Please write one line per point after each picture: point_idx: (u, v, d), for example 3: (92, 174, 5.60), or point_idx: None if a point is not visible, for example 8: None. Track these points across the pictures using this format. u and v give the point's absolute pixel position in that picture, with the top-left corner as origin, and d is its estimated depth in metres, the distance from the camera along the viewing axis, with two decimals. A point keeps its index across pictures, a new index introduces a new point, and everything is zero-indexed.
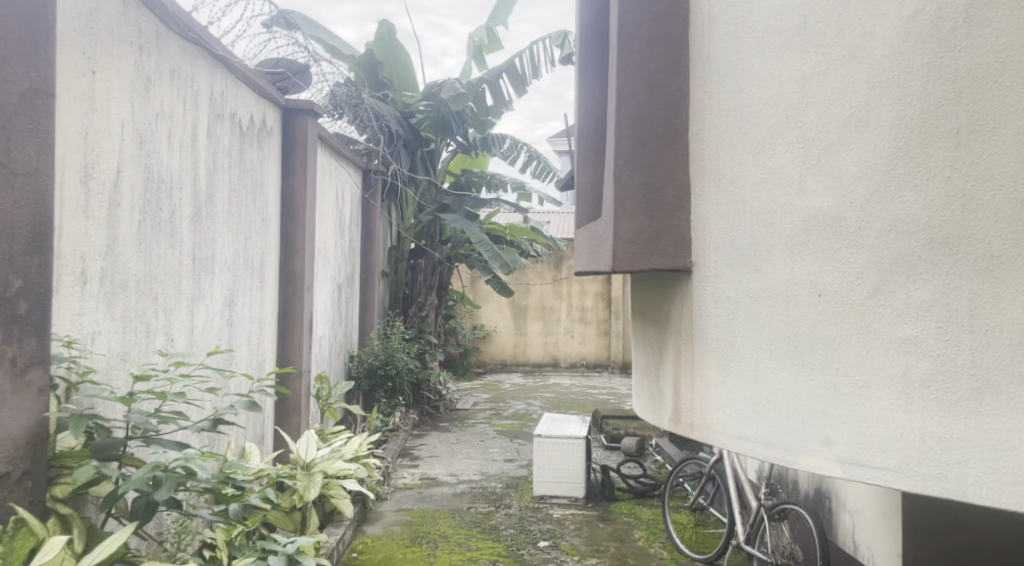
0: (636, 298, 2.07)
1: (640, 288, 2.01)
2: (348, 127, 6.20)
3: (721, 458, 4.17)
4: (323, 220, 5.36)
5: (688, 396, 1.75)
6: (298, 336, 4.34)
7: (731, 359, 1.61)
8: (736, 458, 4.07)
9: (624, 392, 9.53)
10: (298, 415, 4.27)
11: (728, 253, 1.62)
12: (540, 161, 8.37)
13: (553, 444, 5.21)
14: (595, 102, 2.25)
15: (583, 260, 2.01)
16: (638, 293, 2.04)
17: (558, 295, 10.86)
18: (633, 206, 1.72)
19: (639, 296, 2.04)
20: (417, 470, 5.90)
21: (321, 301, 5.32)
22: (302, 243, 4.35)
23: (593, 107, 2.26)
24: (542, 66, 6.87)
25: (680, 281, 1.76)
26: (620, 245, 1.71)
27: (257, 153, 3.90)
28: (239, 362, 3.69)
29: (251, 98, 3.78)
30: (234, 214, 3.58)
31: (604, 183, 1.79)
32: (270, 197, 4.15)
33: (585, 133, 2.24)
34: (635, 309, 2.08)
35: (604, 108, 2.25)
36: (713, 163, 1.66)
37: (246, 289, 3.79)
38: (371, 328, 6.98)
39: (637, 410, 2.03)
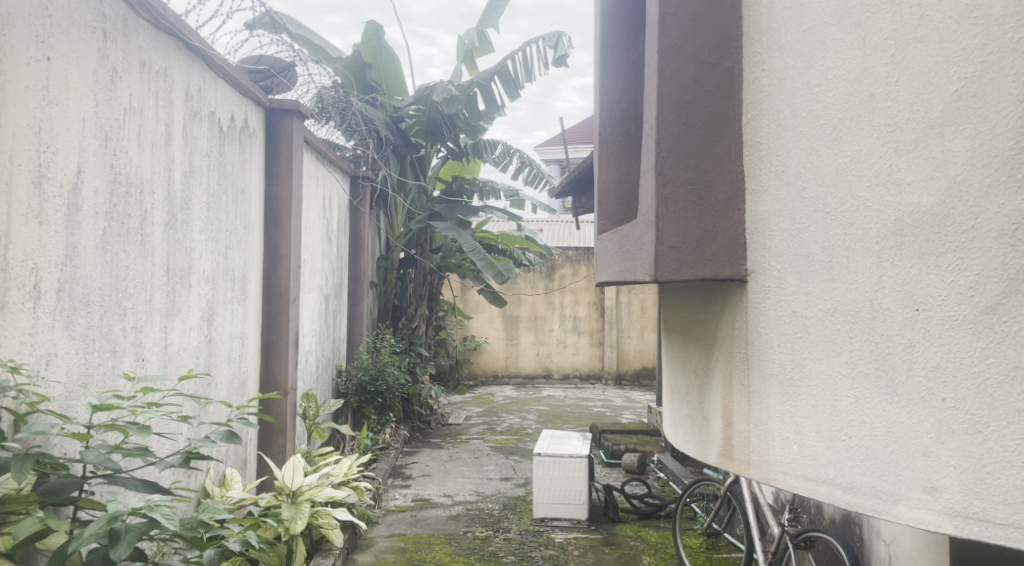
0: (669, 314, 1.82)
1: (675, 303, 1.77)
2: (336, 131, 5.94)
3: (737, 480, 3.90)
4: (309, 228, 5.08)
5: (742, 427, 1.50)
6: (283, 351, 4.06)
7: (800, 384, 1.36)
8: (753, 480, 3.80)
9: (620, 405, 9.27)
10: (283, 437, 4.00)
11: (794, 260, 1.37)
12: (532, 168, 8.09)
13: (553, 463, 4.94)
14: (619, 90, 2.01)
15: (611, 270, 1.75)
16: (673, 310, 1.79)
17: (551, 305, 10.61)
18: (678, 203, 1.46)
19: (673, 313, 1.79)
20: (409, 492, 5.60)
21: (308, 314, 5.03)
22: (287, 254, 4.08)
23: (616, 96, 2.02)
24: (535, 68, 6.63)
25: (732, 293, 1.51)
26: (663, 249, 1.45)
27: (238, 155, 3.62)
28: (218, 382, 3.41)
29: (231, 97, 3.51)
30: (214, 221, 3.31)
31: (640, 177, 1.53)
32: (253, 204, 3.87)
33: (607, 127, 2.00)
34: (668, 327, 1.84)
35: (628, 98, 2.01)
36: (773, 154, 1.42)
37: (226, 302, 3.50)
38: (360, 340, 6.69)
39: (672, 442, 1.77)
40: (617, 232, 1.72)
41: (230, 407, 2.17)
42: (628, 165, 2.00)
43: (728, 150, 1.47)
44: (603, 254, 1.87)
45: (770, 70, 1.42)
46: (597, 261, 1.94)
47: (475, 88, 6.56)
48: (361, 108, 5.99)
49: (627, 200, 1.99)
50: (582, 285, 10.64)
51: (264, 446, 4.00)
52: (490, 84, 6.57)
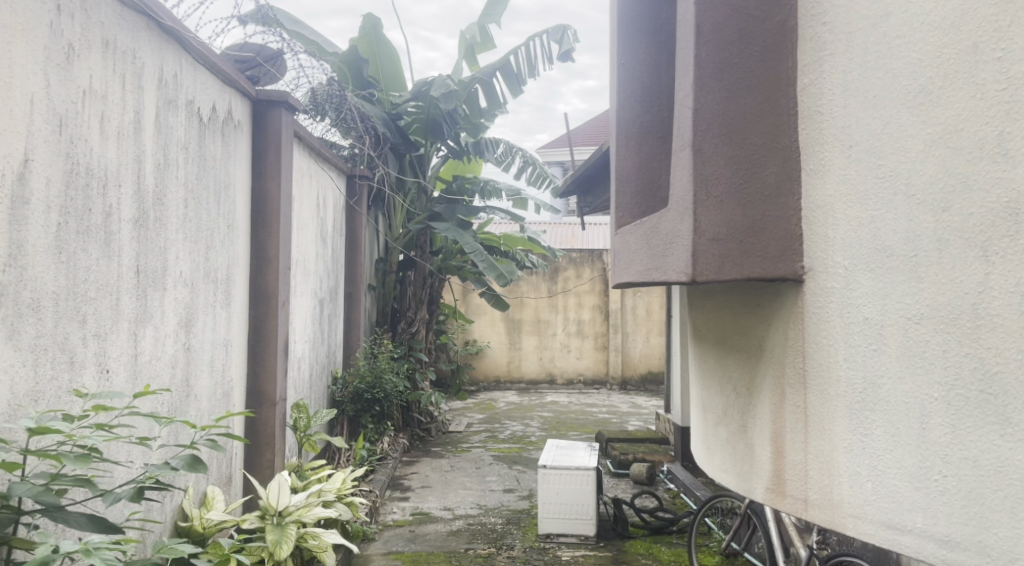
0: (701, 322, 1.57)
1: (708, 308, 1.51)
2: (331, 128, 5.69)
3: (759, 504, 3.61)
4: (301, 228, 4.82)
5: (797, 457, 1.24)
6: (271, 358, 3.80)
7: (876, 407, 1.10)
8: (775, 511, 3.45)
9: (625, 411, 9.01)
10: (271, 450, 3.76)
11: (867, 254, 1.11)
12: (534, 168, 7.82)
13: (559, 476, 4.67)
14: (640, 63, 1.76)
15: (633, 268, 1.50)
16: (705, 317, 1.53)
17: (554, 308, 10.34)
18: (721, 185, 1.21)
19: (705, 320, 1.54)
20: (408, 505, 5.34)
21: (300, 318, 4.77)
22: (276, 256, 3.82)
23: (635, 71, 1.76)
24: (539, 63, 6.37)
25: (784, 295, 1.25)
26: (703, 242, 1.20)
27: (221, 148, 3.38)
28: (199, 394, 3.15)
29: (213, 86, 3.26)
30: (192, 220, 3.05)
31: (673, 155, 1.28)
32: (238, 201, 3.62)
33: (626, 106, 1.75)
34: (699, 337, 1.58)
35: (651, 74, 1.76)
36: (838, 126, 1.15)
37: (207, 305, 3.25)
38: (357, 345, 6.42)
39: (707, 471, 1.52)
40: (641, 224, 1.47)
41: (197, 429, 1.92)
42: (651, 147, 1.74)
43: (780, 121, 1.22)
44: (622, 250, 1.62)
45: (835, 20, 1.16)
46: (616, 258, 1.69)
47: (476, 84, 6.33)
48: (358, 104, 5.75)
49: (650, 188, 1.74)
50: (586, 288, 10.36)
51: (251, 460, 3.75)
52: (492, 80, 6.33)
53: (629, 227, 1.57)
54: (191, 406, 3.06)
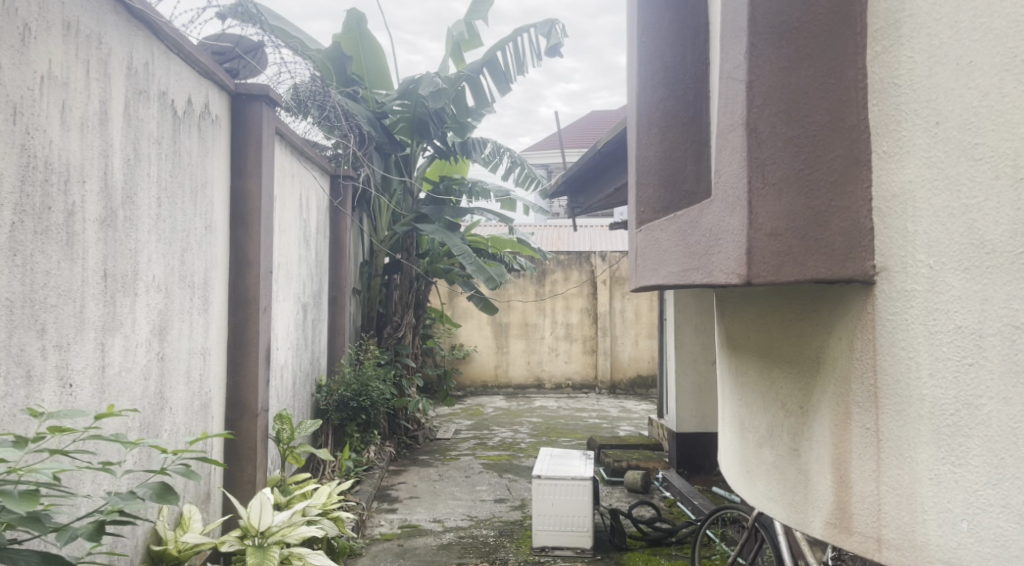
0: (738, 332, 1.40)
1: (748, 316, 1.34)
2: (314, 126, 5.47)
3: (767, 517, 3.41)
4: (283, 229, 4.61)
5: (866, 489, 1.06)
6: (253, 366, 3.59)
7: (973, 432, 0.93)
8: (783, 529, 3.23)
9: (615, 415, 8.84)
10: (252, 464, 3.56)
11: (957, 251, 0.94)
12: (523, 168, 7.58)
13: (554, 487, 4.48)
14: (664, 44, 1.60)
15: (664, 269, 1.33)
16: (744, 325, 1.36)
17: (541, 312, 10.17)
18: (780, 170, 1.04)
19: (744, 330, 1.36)
20: (396, 517, 5.13)
21: (282, 324, 4.56)
22: (257, 259, 3.61)
23: (658, 52, 1.61)
24: (527, 59, 6.17)
25: (849, 300, 1.08)
26: (759, 238, 1.03)
27: (198, 144, 3.17)
28: (175, 407, 2.94)
29: (188, 78, 3.05)
30: (166, 220, 2.84)
31: (721, 137, 1.11)
32: (216, 200, 3.41)
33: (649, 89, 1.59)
34: (735, 348, 1.41)
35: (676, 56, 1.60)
36: (922, 99, 0.98)
37: (183, 311, 3.03)
38: (342, 352, 6.20)
39: (747, 499, 1.35)
40: (674, 219, 1.30)
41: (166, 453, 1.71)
42: (675, 134, 1.59)
43: (846, 95, 1.05)
44: (647, 248, 1.46)
45: None
46: (639, 256, 1.52)
47: (463, 82, 6.15)
48: (341, 101, 5.55)
49: (674, 181, 1.59)
50: (574, 291, 10.18)
51: (232, 475, 3.54)
52: (479, 77, 6.15)
53: (657, 223, 1.40)
54: (166, 420, 2.85)
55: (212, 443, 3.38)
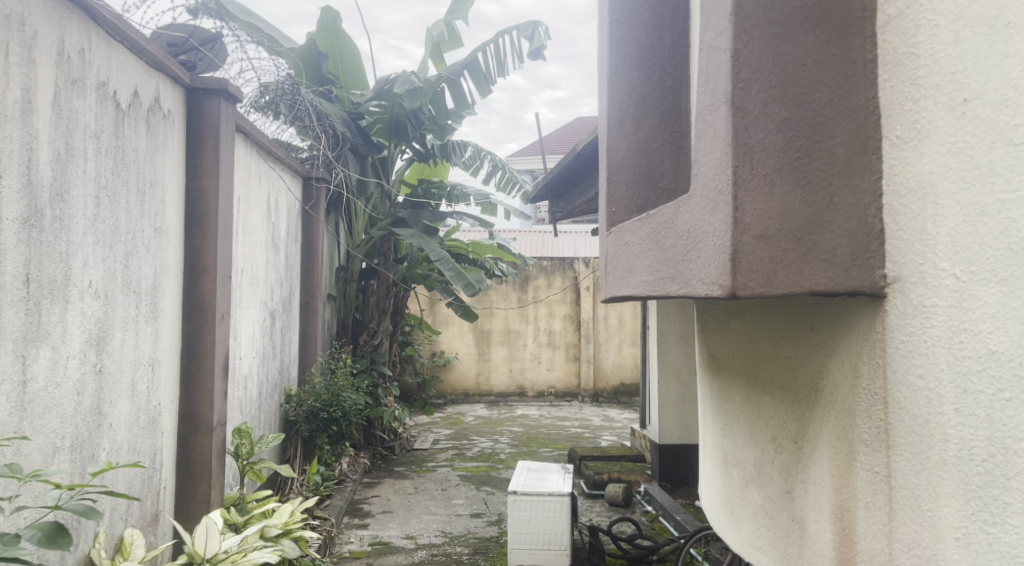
0: (721, 352, 1.22)
1: (733, 333, 1.16)
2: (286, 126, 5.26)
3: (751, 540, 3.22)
4: (248, 232, 4.39)
5: (875, 547, 0.87)
6: (208, 378, 3.37)
7: (1010, 483, 0.72)
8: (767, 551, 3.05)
9: (598, 425, 8.65)
10: (207, 483, 3.34)
11: (992, 258, 0.74)
12: (505, 172, 7.33)
13: (530, 503, 4.27)
14: (642, 24, 1.42)
15: (635, 278, 1.14)
16: (729, 343, 1.18)
17: (524, 318, 9.98)
18: (772, 157, 0.85)
19: (728, 349, 1.18)
20: (367, 533, 4.91)
21: (246, 332, 4.34)
22: (213, 263, 3.39)
23: (634, 34, 1.42)
24: (509, 62, 5.96)
25: (857, 316, 0.89)
26: (746, 241, 0.84)
27: (146, 140, 2.95)
28: (115, 423, 2.71)
29: (134, 69, 2.84)
30: (106, 222, 2.62)
31: (700, 119, 0.92)
32: (168, 199, 3.19)
33: (622, 75, 1.42)
34: (718, 370, 1.23)
35: (658, 38, 1.42)
36: (944, 70, 0.79)
37: (127, 319, 2.81)
38: (314, 359, 5.97)
39: (733, 546, 1.16)
40: (646, 219, 1.11)
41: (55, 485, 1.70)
42: (651, 124, 1.40)
43: (851, 69, 0.87)
44: (617, 253, 1.27)
45: None
46: (608, 262, 1.34)
47: (442, 83, 5.94)
48: (314, 101, 5.35)
49: (650, 177, 1.41)
50: (557, 297, 9.99)
51: (183, 493, 3.31)
52: (459, 79, 5.95)
53: (627, 223, 1.22)
54: (104, 437, 2.63)
55: (161, 460, 3.16)
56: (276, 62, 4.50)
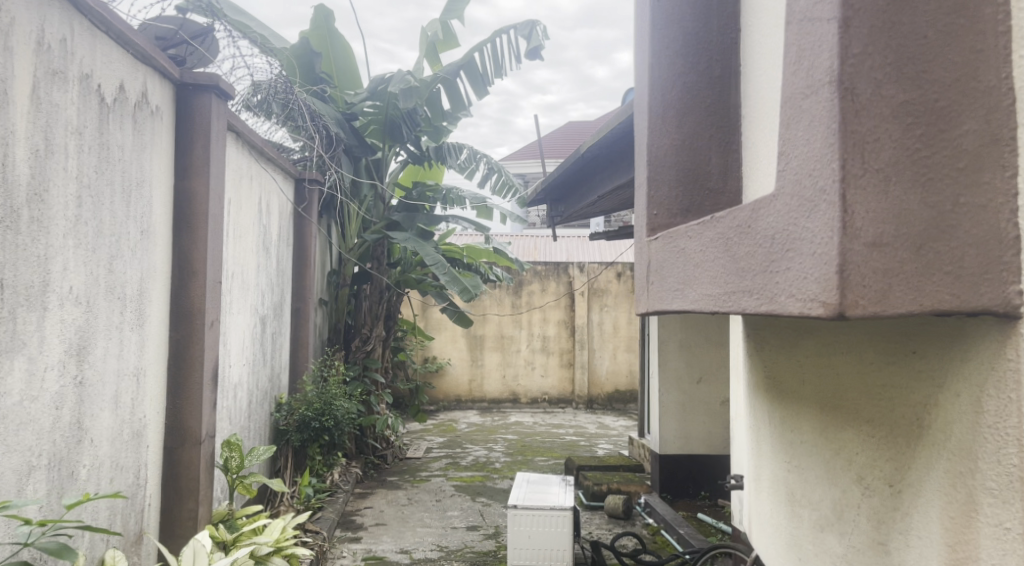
0: (795, 378, 1.12)
1: (812, 356, 1.06)
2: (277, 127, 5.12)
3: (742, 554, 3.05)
4: (240, 235, 4.24)
5: None
6: (196, 388, 3.20)
7: None
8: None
9: (593, 432, 8.50)
10: (194, 499, 3.16)
11: None
12: (500, 176, 7.17)
13: (531, 518, 4.07)
14: (679, 21, 1.39)
15: (704, 289, 1.08)
16: (807, 369, 1.08)
17: (518, 324, 9.83)
18: (887, 149, 0.79)
19: (812, 379, 1.07)
20: (360, 547, 4.74)
21: (236, 337, 4.18)
22: (203, 267, 3.22)
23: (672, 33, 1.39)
24: (507, 61, 5.81)
25: (982, 343, 0.76)
26: (856, 249, 0.77)
27: (132, 137, 2.78)
28: (97, 438, 2.54)
29: (120, 62, 2.67)
30: (88, 224, 2.45)
31: (803, 108, 0.86)
32: (155, 201, 3.02)
33: (661, 74, 1.39)
34: (789, 398, 1.13)
35: (710, 32, 1.37)
36: None
37: (111, 327, 2.64)
38: (305, 367, 5.82)
39: None
40: (716, 226, 1.05)
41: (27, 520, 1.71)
42: (696, 118, 1.37)
43: (978, 49, 0.81)
44: (673, 260, 1.22)
45: None
46: (661, 270, 1.30)
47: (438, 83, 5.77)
48: (308, 100, 5.17)
49: (695, 178, 1.37)
50: (552, 303, 9.85)
51: (169, 510, 3.14)
52: (456, 80, 5.80)
53: (688, 228, 1.16)
54: (85, 454, 2.46)
55: (145, 475, 2.98)
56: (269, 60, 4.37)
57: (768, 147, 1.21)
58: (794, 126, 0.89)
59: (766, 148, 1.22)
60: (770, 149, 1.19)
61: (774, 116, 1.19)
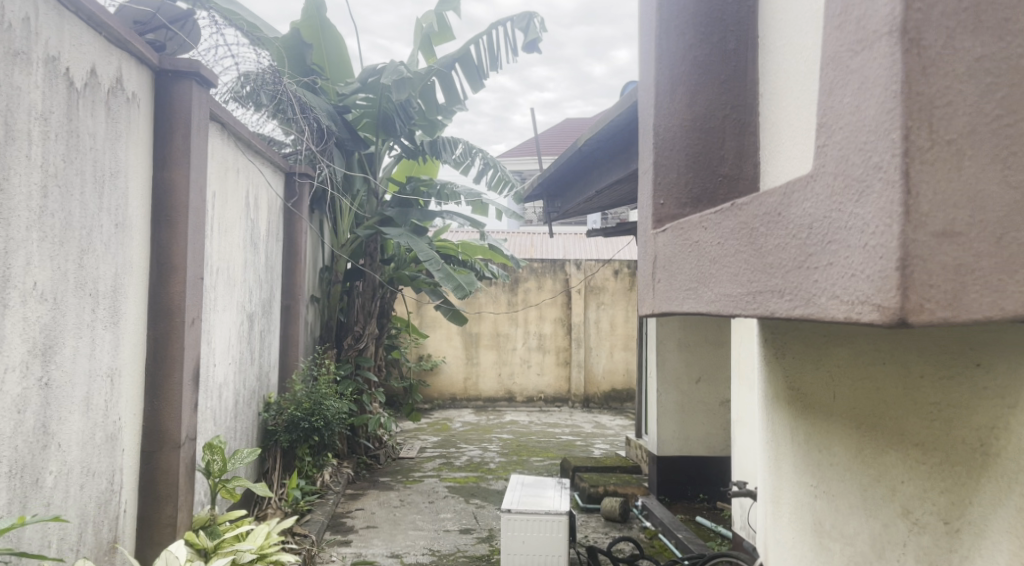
0: (826, 391, 1.03)
1: (846, 369, 0.98)
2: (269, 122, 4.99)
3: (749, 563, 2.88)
4: (226, 229, 4.11)
5: None
6: (176, 389, 3.05)
7: None
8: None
9: (590, 432, 8.38)
10: (173, 504, 3.03)
11: None
12: (496, 171, 7.00)
13: (525, 523, 3.93)
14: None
15: (725, 288, 0.97)
16: (839, 381, 1.00)
17: (514, 322, 9.68)
18: (962, 116, 0.67)
19: (847, 396, 0.98)
20: (350, 551, 4.61)
21: (221, 334, 4.05)
22: (183, 263, 3.08)
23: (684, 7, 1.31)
24: (503, 55, 5.67)
25: None
26: (923, 239, 0.65)
27: (106, 124, 2.63)
28: (65, 443, 2.40)
29: (91, 44, 2.52)
30: (55, 216, 2.30)
31: (854, 72, 0.74)
32: (132, 192, 2.87)
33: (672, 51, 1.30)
34: (819, 415, 1.04)
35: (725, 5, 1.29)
36: None
37: (81, 326, 2.49)
38: (295, 365, 5.66)
39: None
40: (738, 216, 0.94)
41: None
42: (709, 95, 1.28)
43: None
44: (686, 253, 1.11)
45: None
46: (670, 265, 1.18)
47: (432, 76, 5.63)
48: (298, 91, 5.02)
49: (706, 162, 1.28)
50: (548, 300, 9.71)
51: (147, 516, 3.00)
52: (451, 72, 5.66)
53: (705, 217, 1.04)
54: (51, 460, 2.32)
55: (121, 480, 2.84)
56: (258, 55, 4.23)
57: (796, 123, 1.12)
58: (839, 91, 0.76)
59: (792, 126, 1.13)
60: (797, 127, 1.11)
61: (804, 86, 1.08)
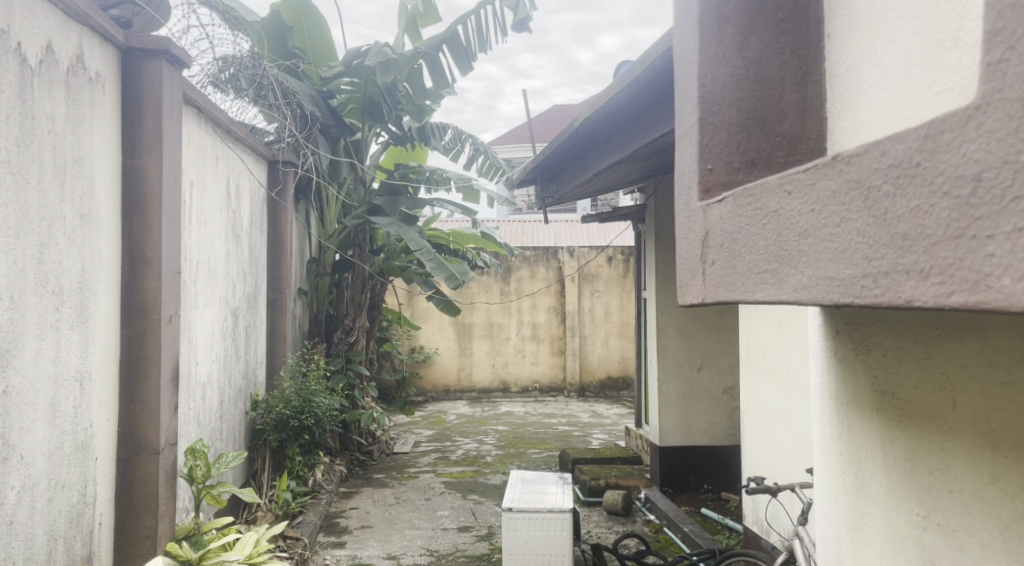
0: (940, 399, 0.91)
1: (973, 373, 0.86)
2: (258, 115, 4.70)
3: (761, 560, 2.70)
4: (206, 220, 3.89)
5: None
6: (154, 390, 2.85)
7: None
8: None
9: (587, 421, 8.21)
10: (153, 515, 2.82)
11: None
12: (486, 158, 6.80)
13: (527, 521, 3.73)
14: None
15: (824, 269, 0.83)
16: (961, 388, 0.88)
17: (507, 311, 9.49)
18: None
19: (973, 408, 0.86)
20: (344, 553, 4.43)
21: (204, 330, 3.84)
22: (157, 257, 2.86)
23: None
24: (492, 35, 5.41)
25: None
26: None
27: (65, 107, 2.40)
28: (28, 455, 2.19)
29: (45, 17, 2.29)
30: (8, 206, 2.08)
31: None
32: (98, 181, 2.65)
33: None
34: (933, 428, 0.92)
35: None
36: None
37: (43, 328, 2.27)
38: (283, 360, 5.45)
39: None
40: (840, 174, 0.80)
41: None
42: (763, 38, 1.17)
43: None
44: (761, 227, 0.97)
45: None
46: (736, 244, 1.03)
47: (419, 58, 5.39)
48: (280, 76, 4.77)
49: (757, 118, 1.17)
50: (541, 288, 9.52)
51: (124, 528, 2.79)
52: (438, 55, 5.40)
53: (789, 179, 0.91)
54: (12, 475, 2.11)
55: (94, 492, 2.63)
56: (236, 39, 3.98)
57: (889, 64, 0.96)
58: None
59: (884, 68, 0.97)
60: (892, 67, 0.95)
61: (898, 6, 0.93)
